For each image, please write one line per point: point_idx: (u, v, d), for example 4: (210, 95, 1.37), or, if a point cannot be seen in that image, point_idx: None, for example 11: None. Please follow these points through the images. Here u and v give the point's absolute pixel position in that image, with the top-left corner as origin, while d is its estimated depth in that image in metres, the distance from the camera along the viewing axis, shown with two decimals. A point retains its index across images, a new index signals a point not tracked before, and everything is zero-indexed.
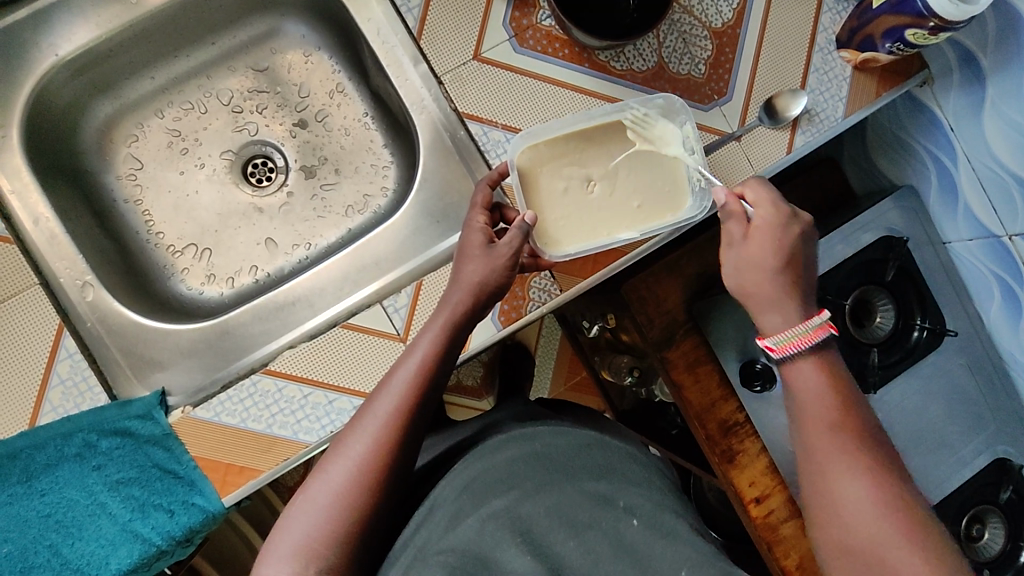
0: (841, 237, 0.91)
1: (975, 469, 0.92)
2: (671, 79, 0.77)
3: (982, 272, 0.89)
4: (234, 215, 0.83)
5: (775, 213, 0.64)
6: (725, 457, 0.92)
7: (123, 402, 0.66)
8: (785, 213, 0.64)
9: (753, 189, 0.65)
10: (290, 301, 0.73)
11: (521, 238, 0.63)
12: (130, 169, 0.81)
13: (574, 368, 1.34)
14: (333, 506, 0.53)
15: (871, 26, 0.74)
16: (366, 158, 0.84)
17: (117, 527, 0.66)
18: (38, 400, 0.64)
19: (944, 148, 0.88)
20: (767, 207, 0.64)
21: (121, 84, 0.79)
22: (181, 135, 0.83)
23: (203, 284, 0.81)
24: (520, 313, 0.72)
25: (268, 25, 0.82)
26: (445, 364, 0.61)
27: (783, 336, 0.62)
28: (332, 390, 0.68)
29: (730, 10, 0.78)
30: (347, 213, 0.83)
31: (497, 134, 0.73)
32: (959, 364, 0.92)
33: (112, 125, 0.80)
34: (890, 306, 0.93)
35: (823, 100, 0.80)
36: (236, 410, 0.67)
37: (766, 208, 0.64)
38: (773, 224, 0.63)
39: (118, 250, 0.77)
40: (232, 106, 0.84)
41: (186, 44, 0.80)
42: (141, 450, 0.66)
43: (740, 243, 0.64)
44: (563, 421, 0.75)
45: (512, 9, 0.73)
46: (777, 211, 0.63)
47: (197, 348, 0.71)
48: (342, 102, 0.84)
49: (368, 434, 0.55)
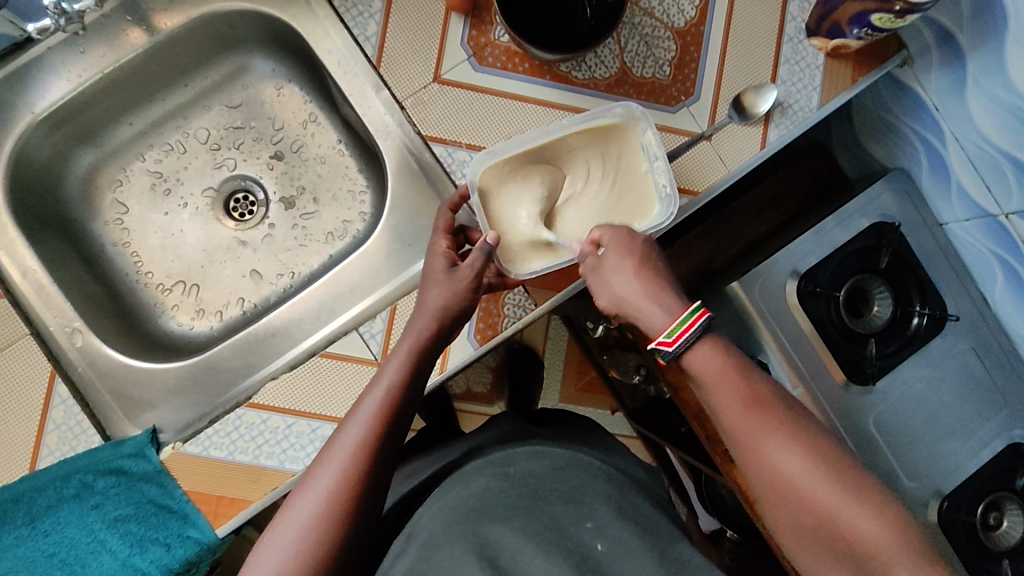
0: (835, 222, 0.87)
1: (991, 453, 0.86)
2: (635, 84, 0.75)
3: (981, 252, 0.85)
4: (219, 250, 0.86)
5: (628, 244, 0.65)
6: (727, 456, 0.85)
7: (116, 442, 0.69)
8: (637, 239, 0.66)
9: (602, 230, 0.66)
10: (269, 334, 0.76)
11: (484, 258, 0.64)
12: (117, 214, 0.84)
13: (583, 368, 1.30)
14: (302, 540, 0.54)
15: (837, 13, 0.72)
16: (343, 184, 0.85)
17: (118, 562, 0.69)
18: (36, 445, 0.67)
19: (931, 129, 0.85)
20: (621, 240, 0.65)
21: (101, 133, 0.82)
22: (163, 176, 0.86)
23: (192, 319, 0.83)
24: (496, 330, 0.72)
25: (237, 62, 0.84)
26: (411, 392, 0.62)
27: (675, 326, 0.60)
28: (315, 418, 0.69)
29: (692, 8, 0.76)
30: (328, 239, 0.85)
31: (462, 154, 0.73)
32: (966, 348, 0.87)
33: (96, 172, 0.83)
34: (887, 294, 0.87)
35: (796, 91, 0.77)
36: (223, 443, 0.69)
37: (617, 246, 0.64)
38: (627, 254, 0.64)
39: (108, 294, 0.80)
40: (210, 144, 0.87)
41: (160, 89, 0.83)
42: (136, 487, 0.69)
43: (606, 282, 0.64)
44: (547, 438, 0.75)
45: (470, 28, 0.73)
46: (628, 242, 0.65)
47: (183, 385, 0.73)
48: (316, 131, 0.86)
49: (336, 466, 0.56)
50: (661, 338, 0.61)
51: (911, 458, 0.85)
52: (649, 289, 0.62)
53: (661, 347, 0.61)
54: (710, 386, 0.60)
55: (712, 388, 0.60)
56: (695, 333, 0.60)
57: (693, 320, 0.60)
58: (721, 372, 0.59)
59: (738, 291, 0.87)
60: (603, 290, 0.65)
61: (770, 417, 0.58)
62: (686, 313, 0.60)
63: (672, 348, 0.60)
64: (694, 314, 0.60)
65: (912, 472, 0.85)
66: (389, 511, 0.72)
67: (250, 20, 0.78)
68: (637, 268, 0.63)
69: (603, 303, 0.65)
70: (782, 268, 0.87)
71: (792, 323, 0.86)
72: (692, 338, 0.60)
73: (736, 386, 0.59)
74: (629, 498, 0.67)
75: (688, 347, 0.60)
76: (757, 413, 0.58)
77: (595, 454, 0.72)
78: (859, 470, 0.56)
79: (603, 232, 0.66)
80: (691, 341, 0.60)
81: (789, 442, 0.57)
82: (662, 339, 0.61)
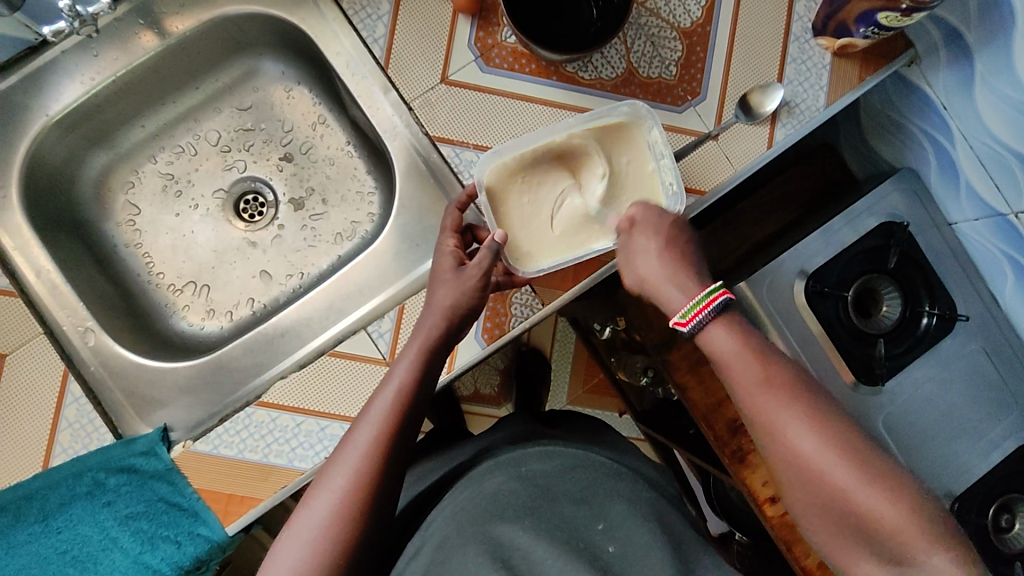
0: (843, 221, 0.87)
1: (1002, 455, 0.85)
2: (642, 84, 0.76)
3: (991, 251, 0.85)
4: (230, 251, 0.86)
5: (659, 223, 0.66)
6: (736, 457, 0.84)
7: (127, 440, 0.69)
8: (667, 219, 0.66)
9: (638, 207, 0.67)
10: (278, 333, 0.76)
11: (492, 257, 0.64)
12: (129, 216, 0.85)
13: (592, 370, 1.30)
14: (317, 539, 0.54)
15: (843, 12, 0.72)
16: (352, 185, 0.86)
17: (129, 559, 0.70)
18: (49, 442, 0.68)
19: (939, 128, 0.84)
20: (652, 219, 0.66)
21: (114, 135, 0.83)
22: (175, 178, 0.87)
23: (203, 319, 0.84)
24: (503, 329, 0.73)
25: (247, 65, 0.85)
26: (422, 391, 0.62)
27: (686, 309, 0.61)
28: (323, 417, 0.70)
29: (698, 8, 0.77)
30: (336, 240, 0.85)
31: (469, 154, 0.74)
32: (976, 348, 0.86)
33: (108, 174, 0.85)
34: (896, 294, 0.87)
35: (803, 90, 0.77)
36: (233, 441, 0.69)
37: (647, 224, 0.66)
38: (656, 233, 0.65)
39: (120, 294, 0.81)
40: (221, 145, 0.88)
41: (171, 92, 0.84)
42: (147, 485, 0.69)
43: (634, 262, 0.65)
44: (558, 438, 0.75)
45: (477, 29, 0.74)
46: (658, 222, 0.66)
47: (194, 384, 0.74)
48: (325, 133, 0.87)
49: (349, 465, 0.57)
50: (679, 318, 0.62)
51: (920, 458, 0.85)
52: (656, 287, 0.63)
53: (678, 328, 0.62)
54: (728, 370, 0.60)
55: (728, 375, 0.60)
56: (710, 313, 0.60)
57: (706, 301, 0.60)
58: (729, 365, 0.60)
59: (746, 290, 0.86)
60: (630, 269, 0.66)
61: (780, 409, 0.58)
62: (703, 292, 0.61)
63: (688, 328, 0.61)
64: (713, 294, 0.61)
65: (922, 473, 0.85)
66: (401, 511, 0.72)
67: (260, 23, 0.79)
68: (645, 262, 0.64)
69: (629, 281, 0.67)
70: (790, 268, 0.87)
71: (800, 324, 0.86)
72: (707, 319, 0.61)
73: (742, 384, 0.59)
74: (638, 497, 0.67)
75: (703, 328, 0.61)
76: (770, 403, 0.58)
77: (605, 453, 0.73)
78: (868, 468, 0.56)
79: (638, 209, 0.67)
80: (711, 321, 0.61)
81: (797, 439, 0.57)
82: (678, 320, 0.62)
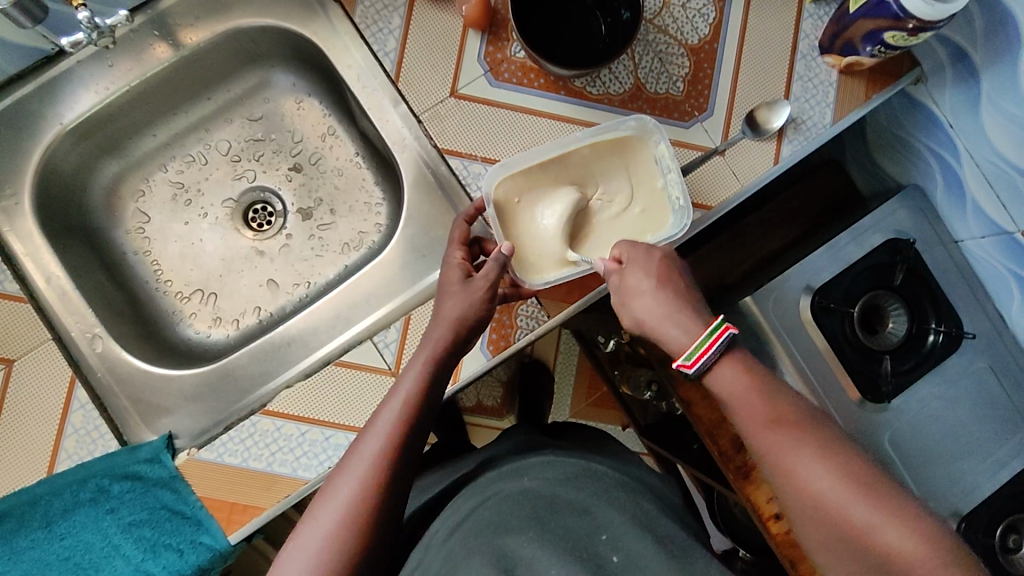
0: (849, 238, 0.86)
1: (1010, 474, 0.85)
2: (649, 99, 0.76)
3: (998, 270, 0.85)
4: (238, 259, 0.87)
5: (646, 263, 0.65)
6: (740, 473, 0.84)
7: (133, 447, 0.69)
8: (655, 258, 0.66)
9: (623, 247, 0.67)
10: (286, 341, 0.77)
11: (498, 270, 0.65)
12: (138, 223, 0.86)
13: (595, 383, 1.30)
14: (323, 550, 0.54)
15: (850, 31, 0.73)
16: (360, 197, 0.86)
17: (130, 567, 0.70)
18: (55, 448, 0.68)
19: (944, 146, 0.85)
20: (641, 257, 0.66)
21: (126, 144, 0.84)
22: (185, 187, 0.88)
23: (209, 327, 0.84)
24: (509, 341, 0.73)
25: (258, 76, 0.86)
26: (429, 402, 0.62)
27: (690, 351, 0.61)
28: (328, 427, 0.70)
29: (706, 25, 0.78)
30: (343, 250, 0.86)
31: (477, 167, 0.75)
32: (984, 366, 0.86)
33: (119, 183, 0.85)
34: (903, 311, 0.87)
35: (809, 107, 0.78)
36: (237, 450, 0.69)
37: (637, 263, 0.65)
38: (646, 273, 0.65)
39: (128, 301, 0.82)
40: (231, 155, 0.88)
41: (183, 102, 0.85)
42: (151, 493, 0.69)
43: (629, 304, 0.65)
44: (563, 450, 0.75)
45: (486, 44, 0.75)
46: (647, 261, 0.65)
47: (200, 392, 0.74)
48: (334, 144, 0.88)
49: (355, 476, 0.57)
50: (681, 360, 0.61)
51: (928, 477, 0.84)
52: (663, 301, 0.63)
53: (684, 368, 0.62)
54: (731, 396, 0.60)
55: (731, 388, 0.60)
56: (715, 352, 0.60)
57: (709, 342, 0.60)
58: (734, 382, 0.60)
59: (752, 306, 0.85)
60: (626, 310, 0.65)
61: (786, 426, 0.58)
62: (704, 333, 0.61)
63: (693, 369, 0.61)
64: (716, 332, 0.60)
65: (930, 492, 0.84)
66: (409, 517, 0.72)
67: (272, 36, 0.80)
68: (659, 274, 0.64)
69: (627, 322, 0.66)
70: (796, 284, 0.86)
71: (807, 341, 0.85)
72: (712, 357, 0.61)
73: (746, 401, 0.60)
74: (642, 509, 0.66)
75: (710, 368, 0.61)
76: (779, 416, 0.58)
77: (609, 466, 0.72)
78: (877, 489, 0.55)
79: (622, 249, 0.67)
80: (714, 359, 0.61)
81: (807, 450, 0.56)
82: (683, 361, 0.61)
